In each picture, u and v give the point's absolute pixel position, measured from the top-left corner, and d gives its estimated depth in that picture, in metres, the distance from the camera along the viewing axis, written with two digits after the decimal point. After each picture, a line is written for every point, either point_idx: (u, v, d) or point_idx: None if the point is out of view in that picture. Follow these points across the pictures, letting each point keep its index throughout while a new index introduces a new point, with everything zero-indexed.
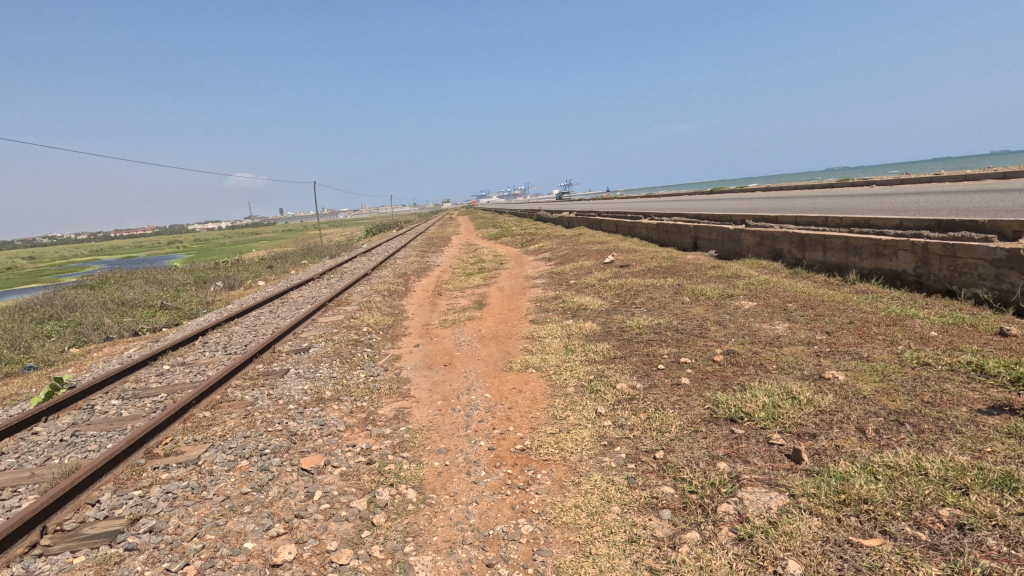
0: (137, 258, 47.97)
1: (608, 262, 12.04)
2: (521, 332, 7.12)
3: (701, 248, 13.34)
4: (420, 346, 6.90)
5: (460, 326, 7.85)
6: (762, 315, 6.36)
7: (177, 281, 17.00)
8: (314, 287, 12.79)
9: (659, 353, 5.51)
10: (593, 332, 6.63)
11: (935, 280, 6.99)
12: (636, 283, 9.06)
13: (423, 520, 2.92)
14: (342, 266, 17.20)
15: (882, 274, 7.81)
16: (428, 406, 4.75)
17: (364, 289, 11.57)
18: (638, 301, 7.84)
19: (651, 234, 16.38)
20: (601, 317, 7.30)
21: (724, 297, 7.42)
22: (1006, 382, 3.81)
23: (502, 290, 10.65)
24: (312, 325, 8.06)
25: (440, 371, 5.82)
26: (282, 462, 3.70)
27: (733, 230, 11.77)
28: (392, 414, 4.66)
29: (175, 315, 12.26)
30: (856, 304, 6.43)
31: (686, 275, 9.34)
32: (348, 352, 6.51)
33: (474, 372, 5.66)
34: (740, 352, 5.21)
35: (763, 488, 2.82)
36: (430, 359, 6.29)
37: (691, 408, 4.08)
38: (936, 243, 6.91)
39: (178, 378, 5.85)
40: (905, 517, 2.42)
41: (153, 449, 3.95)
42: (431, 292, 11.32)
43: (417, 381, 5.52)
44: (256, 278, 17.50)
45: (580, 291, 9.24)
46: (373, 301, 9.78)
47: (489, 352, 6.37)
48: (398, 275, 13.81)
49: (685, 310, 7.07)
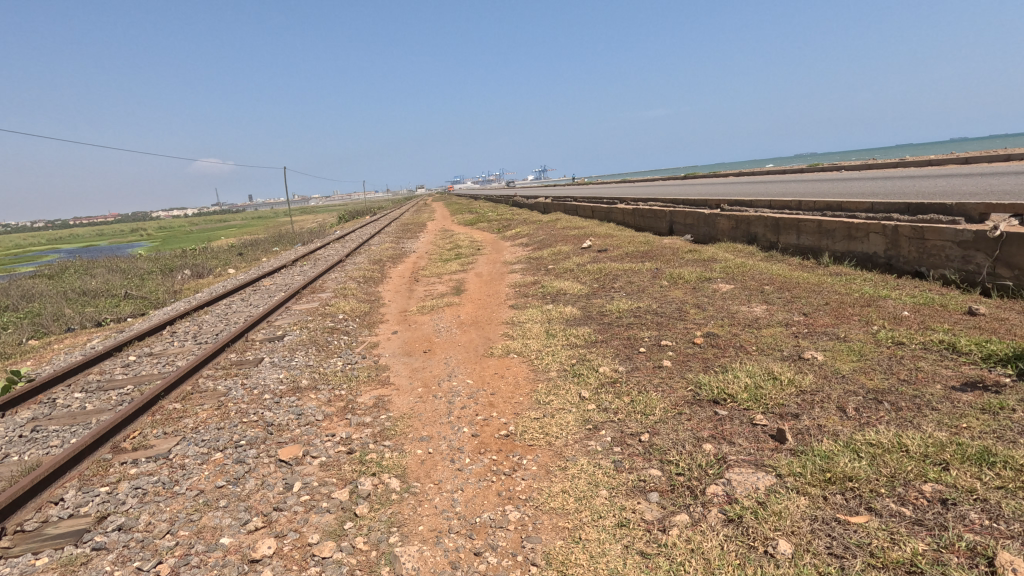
0: (99, 247, 46.19)
1: (585, 246, 12.03)
2: (501, 318, 7.05)
3: (677, 233, 13.41)
4: (398, 333, 6.78)
5: (438, 312, 7.76)
6: (739, 298, 6.41)
7: (141, 270, 16.42)
8: (287, 275, 12.45)
9: (639, 336, 5.52)
10: (573, 316, 6.60)
11: (905, 262, 7.15)
12: (615, 267, 9.07)
13: (408, 510, 2.85)
14: (314, 253, 16.83)
15: (854, 257, 7.97)
16: (409, 394, 4.67)
17: (338, 275, 11.34)
18: (617, 285, 7.84)
19: (627, 219, 16.41)
20: (581, 301, 7.27)
21: (702, 281, 7.48)
22: (978, 359, 3.90)
23: (479, 276, 10.54)
24: (286, 313, 7.85)
25: (420, 357, 5.72)
26: (258, 453, 3.58)
27: (709, 214, 11.86)
28: (371, 402, 4.56)
29: (141, 304, 11.85)
30: (831, 286, 6.53)
31: (664, 259, 9.39)
32: (324, 340, 6.35)
33: (455, 358, 5.58)
34: (719, 335, 5.25)
35: (750, 469, 2.82)
36: (409, 346, 6.18)
37: (674, 390, 4.08)
38: (905, 226, 7.06)
39: (145, 369, 5.62)
40: (889, 494, 2.45)
41: (120, 443, 3.77)
42: (407, 278, 11.15)
43: (397, 368, 5.43)
44: (225, 265, 17.01)
45: (559, 275, 9.20)
46: (348, 288, 9.57)
47: (469, 338, 6.28)
48: (373, 261, 13.56)
49: (663, 293, 7.10)
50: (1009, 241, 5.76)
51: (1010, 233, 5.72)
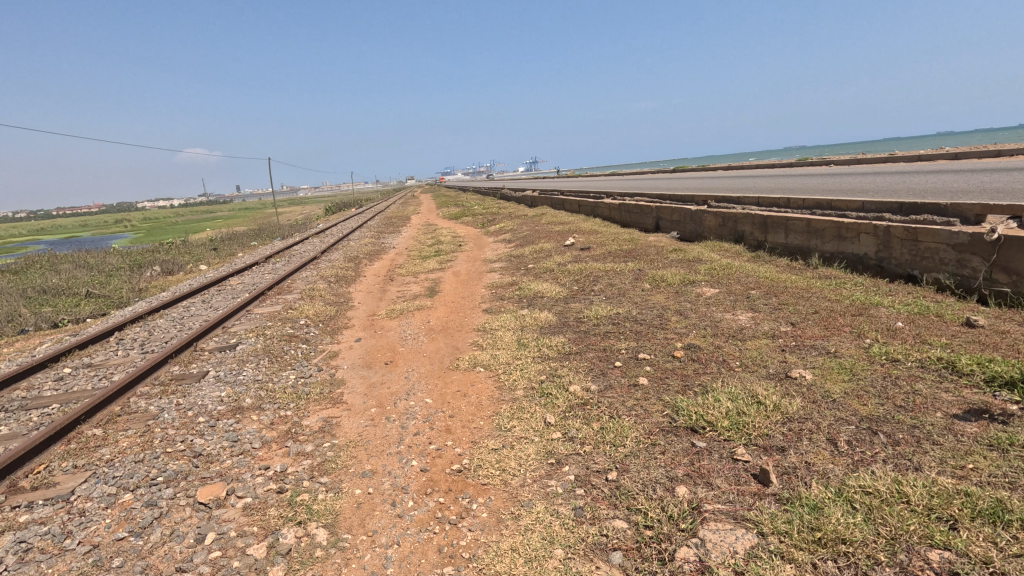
0: (77, 238, 45.02)
1: (568, 244, 11.62)
2: (473, 324, 6.63)
3: (664, 229, 13.05)
4: (362, 340, 6.34)
5: (407, 317, 7.32)
6: (724, 304, 6.04)
7: (109, 265, 15.80)
8: (257, 273, 11.91)
9: (616, 348, 5.13)
10: (548, 323, 6.19)
11: (897, 264, 6.83)
12: (596, 267, 8.66)
13: (331, 572, 2.45)
14: (290, 249, 16.27)
15: (844, 258, 7.64)
16: (361, 416, 4.25)
17: (310, 274, 10.84)
18: (597, 288, 7.45)
19: (613, 215, 16.01)
20: (557, 306, 6.87)
21: (686, 284, 7.09)
22: (981, 382, 3.54)
23: (456, 276, 10.11)
24: (246, 317, 7.36)
25: (380, 371, 5.29)
26: (175, 493, 3.14)
27: (696, 211, 11.50)
28: (318, 425, 4.13)
29: (102, 304, 11.27)
30: (820, 291, 6.18)
31: (648, 259, 9.00)
32: (280, 350, 5.90)
33: (417, 371, 5.16)
34: (701, 347, 4.87)
35: (728, 523, 2.44)
36: (370, 356, 5.75)
37: (649, 415, 3.70)
38: (898, 227, 6.73)
39: (79, 384, 5.14)
40: (889, 563, 2.07)
41: (19, 481, 3.31)
42: (382, 277, 10.68)
43: (353, 383, 5.00)
44: (197, 261, 16.37)
45: (538, 276, 8.79)
46: (316, 289, 9.09)
47: (436, 347, 5.86)
48: (349, 258, 13.06)
49: (645, 297, 6.71)
50: (1007, 244, 5.44)
51: (1009, 236, 5.40)
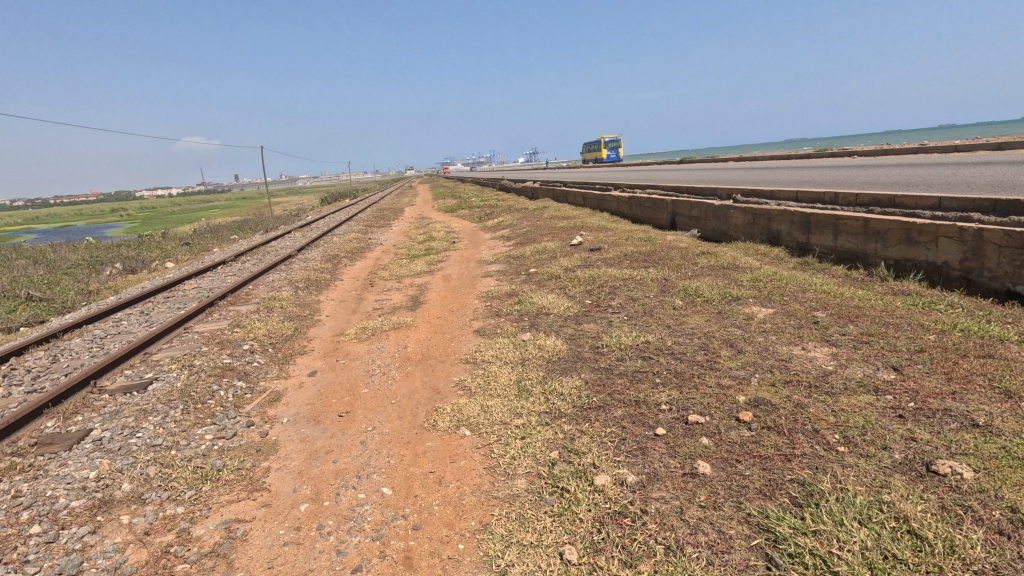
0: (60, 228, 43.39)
1: (575, 243, 10.16)
2: (460, 352, 5.20)
3: (681, 226, 11.63)
4: (316, 375, 4.93)
5: (380, 339, 5.91)
6: (787, 334, 4.63)
7: (68, 261, 14.37)
8: (220, 275, 10.42)
9: (652, 403, 3.72)
10: (556, 355, 4.77)
11: (991, 277, 5.42)
12: (612, 274, 7.23)
13: None
14: (266, 245, 14.78)
15: (916, 267, 6.23)
16: (282, 521, 2.84)
17: (277, 278, 9.37)
18: (614, 304, 6.04)
19: (622, 209, 14.57)
20: (566, 329, 5.45)
21: (728, 301, 5.67)
22: None
23: (446, 281, 8.68)
24: (179, 338, 5.91)
25: (329, 429, 3.86)
26: None
27: (720, 206, 10.09)
28: (216, 537, 2.73)
29: (41, 310, 9.79)
30: (909, 316, 4.78)
31: (673, 265, 7.57)
32: (204, 392, 4.45)
33: (379, 432, 3.74)
34: (776, 408, 3.46)
35: None
36: (321, 404, 4.31)
37: (731, 551, 2.30)
38: (995, 230, 5.30)
39: None
40: None
41: None
42: (361, 282, 9.24)
43: (289, 451, 3.59)
44: (164, 258, 14.88)
45: (541, 285, 7.38)
46: (277, 298, 7.66)
47: (409, 390, 4.42)
48: (327, 257, 11.62)
49: (679, 319, 5.30)
50: None
51: None
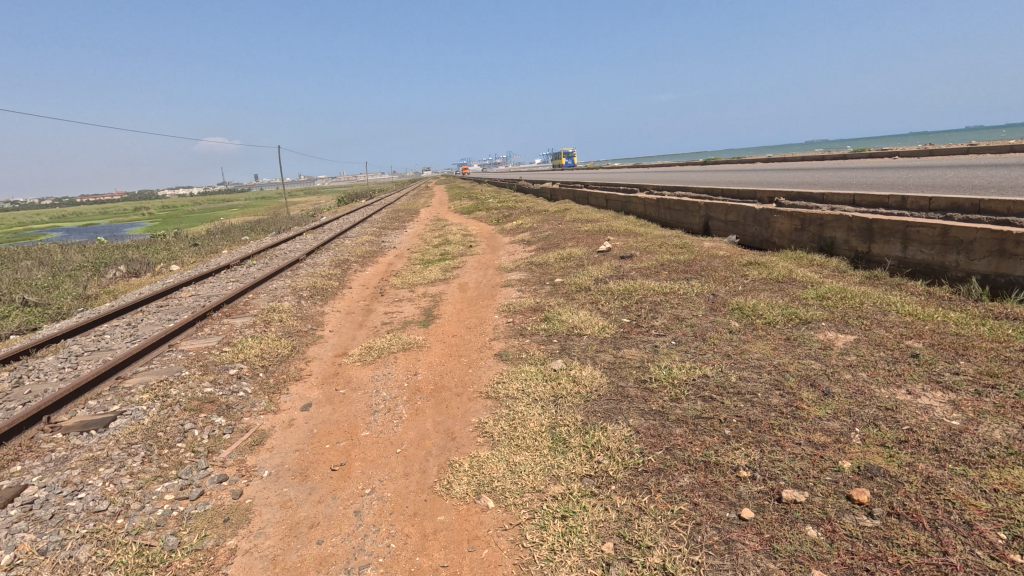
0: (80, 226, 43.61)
1: (603, 249, 9.33)
2: (480, 383, 4.40)
3: (717, 232, 10.72)
4: (309, 411, 4.16)
5: (387, 362, 5.13)
6: (882, 371, 3.76)
7: (74, 264, 13.88)
8: (221, 281, 9.77)
9: (729, 468, 2.88)
10: (596, 391, 3.95)
11: None
12: (650, 287, 6.38)
13: None
14: (275, 247, 14.13)
15: (1011, 283, 5.30)
16: None
17: (280, 285, 8.65)
18: (657, 325, 5.19)
19: (650, 212, 13.67)
20: (604, 355, 4.63)
21: (795, 324, 4.80)
22: None
23: (463, 291, 7.90)
24: (160, 358, 5.21)
25: (317, 490, 3.09)
26: None
27: (763, 211, 9.17)
28: None
29: (33, 316, 9.21)
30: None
31: (718, 277, 6.70)
32: (174, 431, 3.73)
33: (379, 498, 2.96)
34: (900, 484, 2.60)
35: None
36: (312, 451, 3.55)
37: None
38: None
39: None
40: None
41: None
42: (371, 291, 8.49)
43: (264, 523, 2.82)
44: (171, 260, 14.34)
45: (570, 298, 6.56)
46: (277, 309, 6.94)
47: (418, 435, 3.64)
48: (336, 262, 10.91)
49: (739, 346, 4.45)
50: None
51: None
